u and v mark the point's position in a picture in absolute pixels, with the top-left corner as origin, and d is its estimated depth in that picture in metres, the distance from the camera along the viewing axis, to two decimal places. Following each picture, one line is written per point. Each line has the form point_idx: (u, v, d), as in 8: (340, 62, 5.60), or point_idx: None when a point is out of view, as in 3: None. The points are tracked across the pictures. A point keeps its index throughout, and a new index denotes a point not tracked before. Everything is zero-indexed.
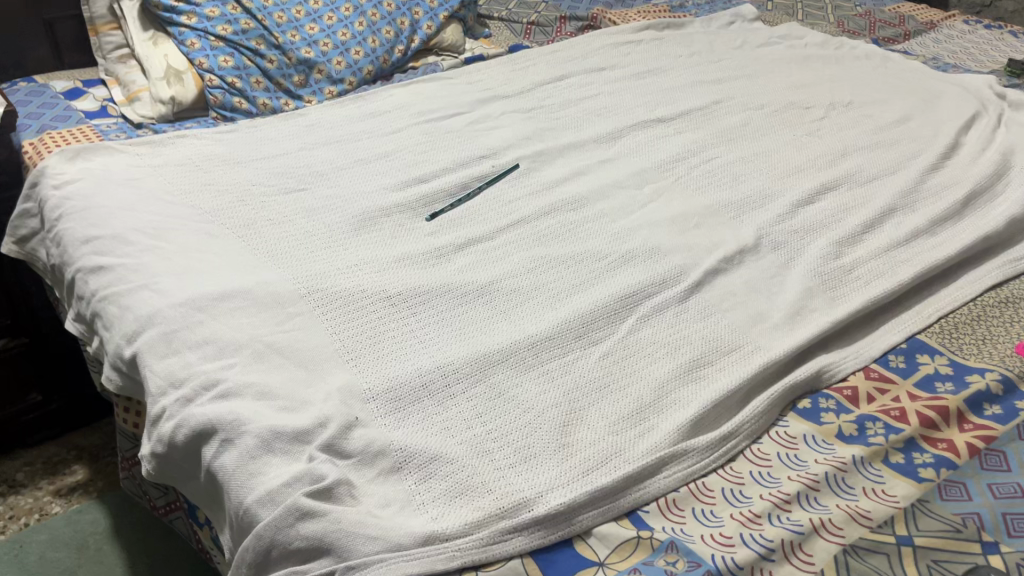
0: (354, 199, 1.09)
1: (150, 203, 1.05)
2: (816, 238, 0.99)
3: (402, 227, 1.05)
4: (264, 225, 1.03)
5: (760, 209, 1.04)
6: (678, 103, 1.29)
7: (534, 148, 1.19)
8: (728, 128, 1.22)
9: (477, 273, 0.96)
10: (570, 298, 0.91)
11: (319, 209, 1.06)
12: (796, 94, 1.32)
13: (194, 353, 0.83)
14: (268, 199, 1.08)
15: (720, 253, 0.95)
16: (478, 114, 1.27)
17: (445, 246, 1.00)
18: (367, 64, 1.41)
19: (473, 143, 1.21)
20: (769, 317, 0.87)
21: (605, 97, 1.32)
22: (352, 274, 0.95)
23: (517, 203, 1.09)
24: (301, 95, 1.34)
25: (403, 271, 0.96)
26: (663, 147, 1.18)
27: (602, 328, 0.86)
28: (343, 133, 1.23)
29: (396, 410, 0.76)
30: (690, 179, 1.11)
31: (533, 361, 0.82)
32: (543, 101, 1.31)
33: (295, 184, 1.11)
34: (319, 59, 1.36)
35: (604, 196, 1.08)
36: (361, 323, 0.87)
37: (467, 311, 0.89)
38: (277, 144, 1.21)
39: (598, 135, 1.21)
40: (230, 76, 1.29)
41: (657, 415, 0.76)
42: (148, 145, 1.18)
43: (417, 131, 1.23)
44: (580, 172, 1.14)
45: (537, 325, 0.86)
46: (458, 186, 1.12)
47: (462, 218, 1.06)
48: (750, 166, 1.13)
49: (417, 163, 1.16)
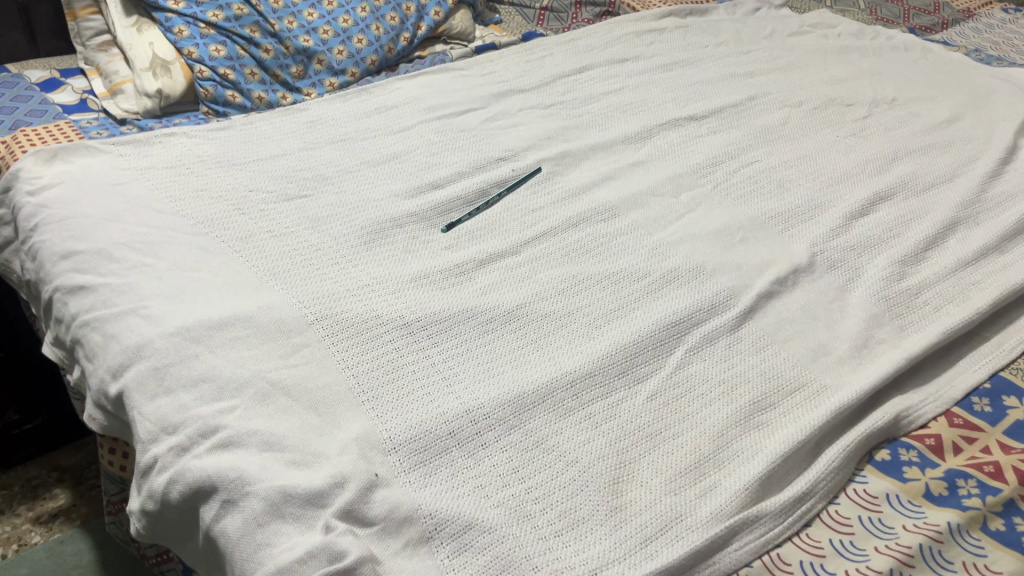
0: (362, 208, 0.99)
1: (137, 212, 0.94)
2: (875, 254, 0.90)
3: (416, 240, 0.95)
4: (265, 239, 0.93)
5: (810, 220, 0.95)
6: (710, 99, 1.20)
7: (557, 149, 1.09)
8: (767, 128, 1.13)
9: (502, 296, 0.86)
10: (609, 326, 0.81)
11: (324, 220, 0.97)
12: (835, 90, 1.22)
13: (190, 393, 0.73)
14: (268, 207, 0.98)
15: (773, 274, 0.86)
16: (494, 111, 1.17)
17: (466, 262, 0.91)
18: (371, 53, 1.30)
19: (490, 143, 1.11)
20: (833, 350, 0.78)
21: (630, 91, 1.22)
22: (364, 296, 0.85)
23: (542, 213, 0.99)
24: (300, 87, 1.24)
25: (420, 291, 0.86)
26: (698, 149, 1.09)
27: (648, 362, 0.77)
28: (347, 130, 1.13)
29: (421, 463, 0.67)
30: (730, 186, 1.01)
31: (573, 402, 0.73)
32: (564, 96, 1.21)
33: (296, 190, 1.01)
34: (318, 48, 1.25)
35: (637, 205, 0.99)
36: (377, 356, 0.78)
37: (494, 341, 0.80)
38: (276, 143, 1.10)
39: (626, 135, 1.11)
40: (222, 67, 1.18)
41: (718, 469, 0.67)
42: (132, 144, 1.07)
43: (429, 129, 1.13)
44: (609, 177, 1.04)
45: (574, 359, 0.77)
46: (476, 193, 1.02)
47: (482, 229, 0.97)
48: (794, 172, 1.03)
49: (430, 166, 1.06)
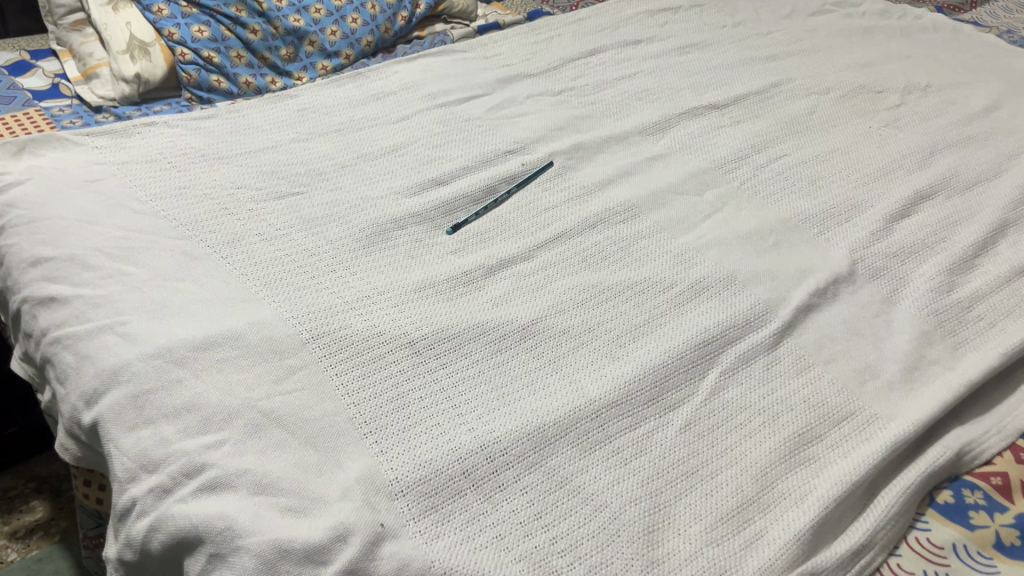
0: (360, 209, 0.91)
1: (114, 213, 0.86)
2: (921, 260, 0.82)
3: (419, 244, 0.87)
4: (253, 245, 0.85)
5: (847, 222, 0.87)
6: (731, 85, 1.12)
7: (569, 141, 1.01)
8: (793, 118, 1.05)
9: (515, 309, 0.78)
10: (634, 344, 0.74)
11: (318, 221, 0.89)
12: (863, 76, 1.15)
13: (173, 425, 0.66)
14: (257, 208, 0.91)
15: (811, 285, 0.79)
16: (501, 98, 1.09)
17: (474, 270, 0.83)
18: (366, 34, 1.21)
19: (497, 134, 1.03)
20: (881, 372, 0.71)
21: (645, 77, 1.14)
22: (364, 308, 0.78)
23: (555, 214, 0.91)
24: (290, 71, 1.15)
25: (425, 302, 0.79)
26: (721, 141, 1.01)
27: (679, 387, 0.70)
28: (342, 120, 1.05)
29: (432, 510, 0.60)
30: (759, 183, 0.94)
31: (598, 435, 0.65)
32: (575, 81, 1.13)
33: (288, 188, 0.93)
34: (309, 28, 1.16)
35: (658, 205, 0.92)
36: (380, 379, 0.70)
37: (508, 362, 0.73)
38: (265, 135, 1.02)
39: (643, 126, 1.03)
40: (206, 49, 1.09)
41: (763, 515, 0.61)
42: (108, 135, 0.99)
43: (431, 118, 1.05)
44: (626, 173, 0.96)
45: (598, 384, 0.70)
46: (483, 191, 0.94)
47: (490, 230, 0.89)
48: (826, 167, 0.96)
49: (433, 160, 0.99)
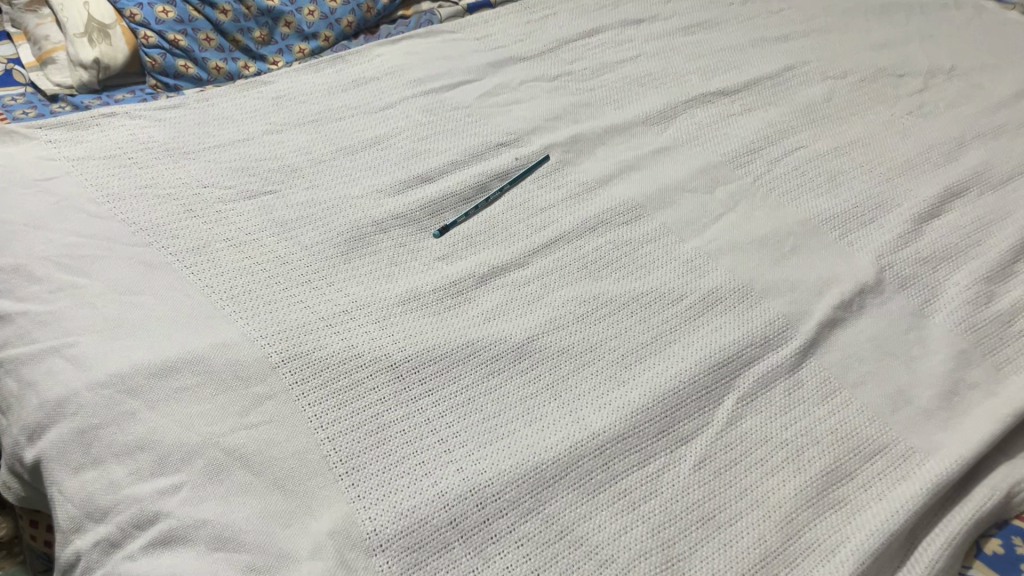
0: (339, 209, 0.83)
1: (66, 216, 0.78)
2: (955, 267, 0.75)
3: (403, 250, 0.80)
4: (220, 252, 0.77)
5: (872, 223, 0.80)
6: (740, 69, 1.04)
7: (566, 133, 0.93)
8: (809, 106, 0.97)
9: (508, 324, 0.71)
10: (641, 366, 0.67)
11: (292, 224, 0.81)
12: (882, 58, 1.07)
13: (124, 465, 0.59)
14: (225, 209, 0.82)
15: (836, 297, 0.71)
16: (493, 83, 1.01)
17: (463, 280, 0.76)
18: (347, 14, 1.12)
19: (489, 125, 0.95)
20: (916, 398, 0.64)
21: (648, 60, 1.05)
22: (342, 325, 0.70)
23: (551, 215, 0.84)
24: (264, 55, 1.06)
25: (409, 317, 0.71)
26: (731, 131, 0.93)
27: (693, 416, 0.63)
28: (320, 109, 0.97)
29: (417, 570, 0.53)
30: (773, 179, 0.86)
31: (603, 475, 0.58)
32: (572, 65, 1.04)
33: (260, 187, 0.85)
34: (285, 8, 1.07)
35: (664, 204, 0.84)
36: (358, 409, 0.63)
37: (501, 387, 0.65)
38: (236, 127, 0.94)
39: (646, 115, 0.95)
40: (172, 32, 1.00)
41: (788, 571, 0.54)
42: (63, 127, 0.90)
43: (417, 107, 0.97)
44: (629, 169, 0.89)
45: (602, 414, 0.62)
46: (473, 189, 0.87)
47: (481, 233, 0.82)
48: (846, 161, 0.88)
49: (419, 154, 0.91)
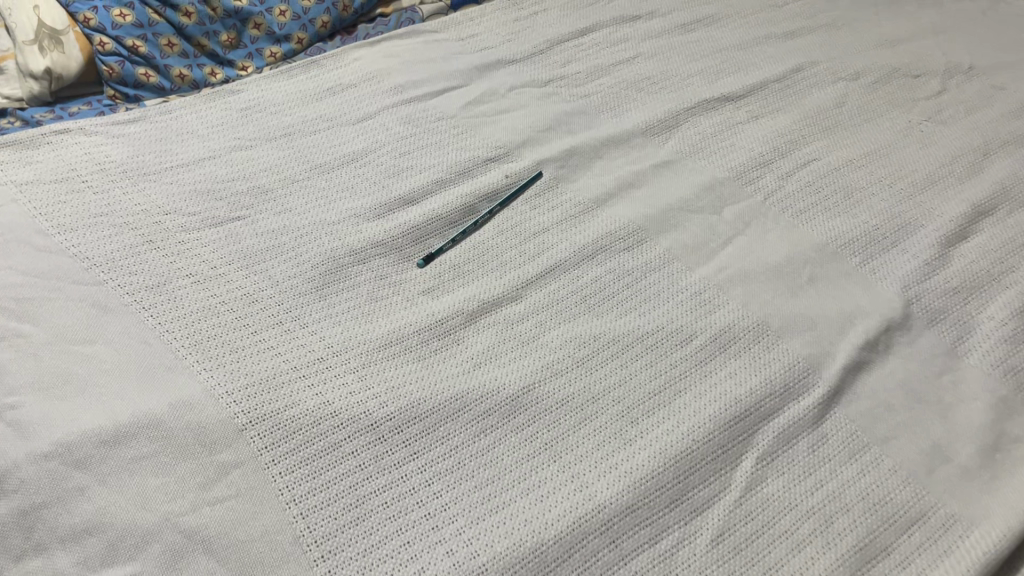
0: (314, 237, 0.76)
1: (11, 252, 0.71)
2: (988, 298, 0.69)
3: (384, 283, 0.73)
4: (182, 290, 0.70)
5: (896, 246, 0.73)
6: (745, 71, 0.96)
7: (559, 146, 0.86)
8: (820, 112, 0.90)
9: (501, 371, 0.64)
10: (649, 420, 0.60)
11: (262, 255, 0.74)
12: (895, 56, 1.00)
13: (71, 553, 0.52)
14: (188, 238, 0.75)
15: (861, 335, 0.65)
16: (479, 89, 0.93)
17: (449, 319, 0.69)
18: (322, 13, 1.04)
19: (476, 137, 0.87)
20: (954, 455, 0.58)
21: (646, 62, 0.98)
22: (316, 376, 0.63)
23: (545, 240, 0.77)
24: (232, 60, 0.99)
25: (391, 365, 0.65)
26: (738, 141, 0.86)
27: (708, 481, 0.57)
28: (292, 122, 0.89)
29: None
30: (786, 196, 0.80)
31: (609, 555, 0.53)
32: (564, 68, 0.97)
33: (227, 212, 0.78)
34: (254, 9, 0.99)
35: (668, 226, 0.77)
36: (335, 479, 0.57)
37: (494, 447, 0.59)
38: (201, 143, 0.86)
39: (646, 124, 0.88)
40: (130, 37, 0.92)
41: None
42: (11, 147, 0.82)
43: (397, 118, 0.90)
44: (628, 187, 0.82)
45: (606, 482, 0.56)
46: (460, 211, 0.80)
47: (469, 263, 0.75)
48: (864, 175, 0.82)
49: (400, 171, 0.83)
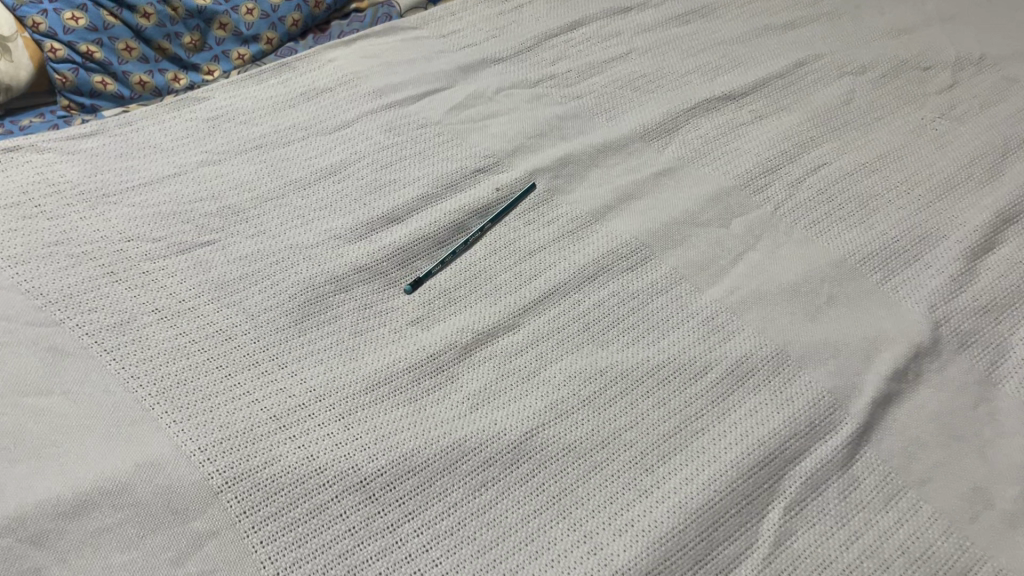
0: (291, 262, 0.70)
1: None
2: (1020, 318, 0.65)
3: (369, 313, 0.67)
4: (147, 327, 0.64)
5: (919, 260, 0.69)
6: (745, 67, 0.91)
7: (552, 154, 0.80)
8: (828, 111, 0.85)
9: (501, 414, 0.59)
10: (665, 467, 0.55)
11: (235, 285, 0.68)
12: (902, 47, 0.95)
13: None
14: (153, 268, 0.69)
15: (889, 364, 0.60)
16: (465, 92, 0.87)
17: (442, 355, 0.64)
18: (293, 10, 0.96)
19: (462, 145, 0.81)
20: (997, 499, 0.54)
21: (640, 59, 0.92)
22: (299, 427, 0.58)
23: (541, 260, 0.71)
24: (197, 64, 0.91)
25: (380, 410, 0.59)
26: (742, 145, 0.81)
27: (732, 537, 0.52)
28: (264, 132, 0.83)
29: None
30: (797, 205, 0.74)
31: None
32: (554, 66, 0.91)
33: (195, 236, 0.72)
34: (219, 8, 0.92)
35: (673, 242, 0.72)
36: (324, 547, 0.51)
37: (497, 504, 0.54)
38: (164, 158, 0.80)
39: (644, 128, 0.83)
40: (84, 42, 0.85)
41: None
42: None
43: (378, 125, 0.83)
44: (628, 198, 0.76)
45: (621, 542, 0.52)
46: (449, 229, 0.74)
47: (461, 287, 0.70)
48: (879, 180, 0.76)
49: (382, 185, 0.77)
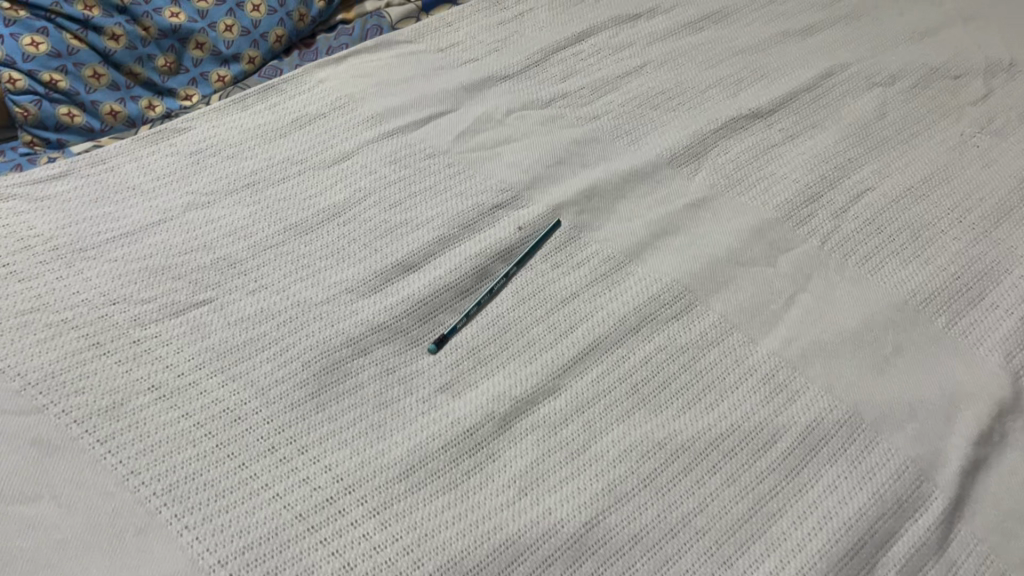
0: (300, 323, 0.63)
1: None
2: None
3: (393, 380, 0.60)
4: (143, 410, 0.57)
5: (984, 301, 0.64)
6: (769, 79, 0.85)
7: (575, 185, 0.74)
8: (862, 127, 0.80)
9: (555, 500, 0.53)
10: (744, 559, 0.50)
11: (239, 352, 0.61)
12: (929, 52, 0.90)
13: None
14: (145, 335, 0.61)
15: (972, 427, 0.56)
16: (472, 116, 0.80)
17: (480, 428, 0.57)
18: (275, 26, 0.88)
19: (476, 177, 0.75)
20: None
21: (656, 71, 0.86)
22: (332, 529, 0.51)
23: (576, 309, 0.65)
24: (173, 89, 0.83)
25: (419, 501, 0.53)
26: (778, 170, 0.75)
27: None
28: (255, 168, 0.75)
29: None
30: (846, 238, 0.69)
31: None
32: (565, 83, 0.84)
33: (188, 295, 0.64)
34: (195, 25, 0.83)
35: (718, 284, 0.66)
36: None
37: None
38: (146, 202, 0.71)
39: (670, 153, 0.77)
40: (46, 71, 0.76)
41: None
42: None
43: (381, 157, 0.76)
44: (663, 234, 0.70)
45: None
46: (471, 276, 0.67)
47: (490, 344, 0.63)
48: (928, 207, 0.72)
49: (393, 227, 0.70)
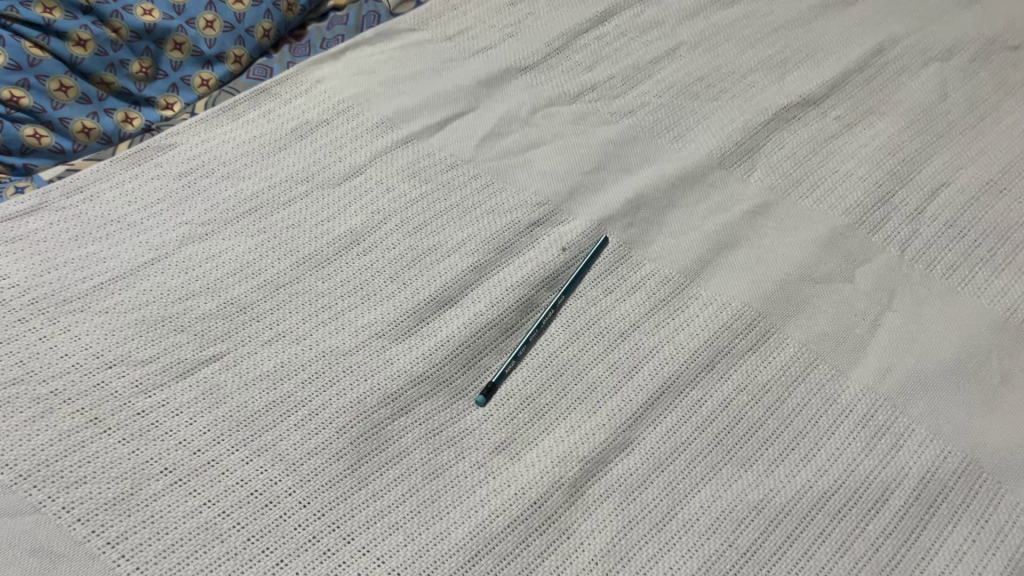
0: (328, 380, 0.55)
1: None
2: None
3: (441, 442, 0.52)
4: (158, 500, 0.49)
5: None
6: (815, 60, 0.77)
7: (619, 194, 0.66)
8: (926, 111, 0.72)
9: None
10: None
11: (260, 420, 0.53)
12: (982, 19, 0.82)
13: None
14: (149, 404, 0.53)
15: None
16: (494, 117, 0.71)
17: (548, 498, 0.50)
18: (261, 18, 0.78)
19: (507, 190, 0.66)
20: None
21: (691, 55, 0.78)
22: None
23: (638, 343, 0.57)
24: (151, 99, 0.73)
25: None
26: (841, 166, 0.68)
27: None
28: (256, 189, 0.65)
29: None
30: (927, 245, 0.62)
31: None
32: (592, 73, 0.76)
33: (194, 351, 0.56)
34: (171, 23, 0.73)
35: (794, 307, 0.59)
36: None
37: None
38: (134, 237, 0.62)
39: (720, 151, 0.69)
40: (5, 87, 0.66)
41: None
42: None
43: (397, 171, 0.67)
44: (723, 248, 0.63)
45: None
46: (516, 310, 0.59)
47: (546, 391, 0.55)
48: (1011, 204, 0.66)
49: (421, 255, 0.62)
